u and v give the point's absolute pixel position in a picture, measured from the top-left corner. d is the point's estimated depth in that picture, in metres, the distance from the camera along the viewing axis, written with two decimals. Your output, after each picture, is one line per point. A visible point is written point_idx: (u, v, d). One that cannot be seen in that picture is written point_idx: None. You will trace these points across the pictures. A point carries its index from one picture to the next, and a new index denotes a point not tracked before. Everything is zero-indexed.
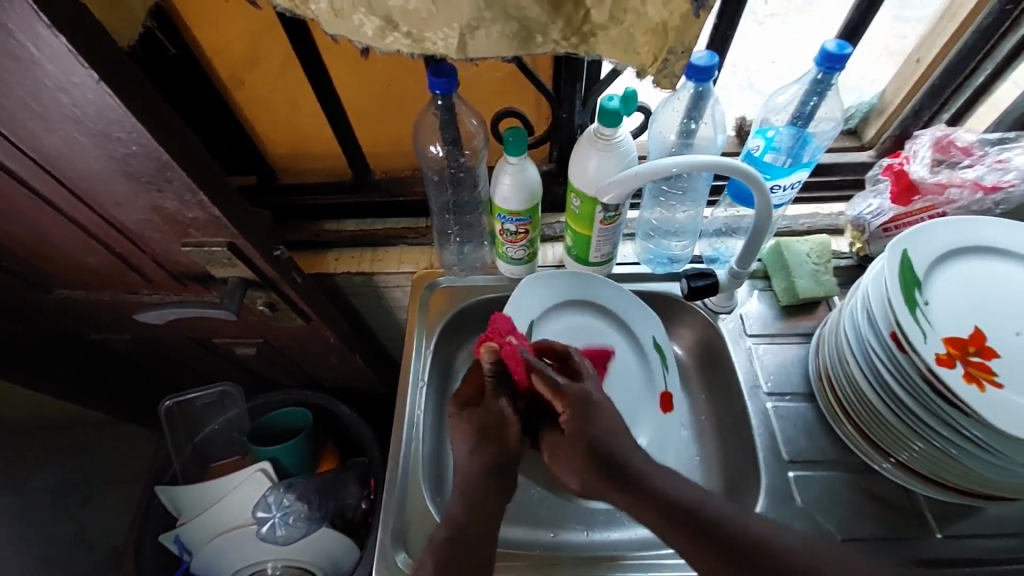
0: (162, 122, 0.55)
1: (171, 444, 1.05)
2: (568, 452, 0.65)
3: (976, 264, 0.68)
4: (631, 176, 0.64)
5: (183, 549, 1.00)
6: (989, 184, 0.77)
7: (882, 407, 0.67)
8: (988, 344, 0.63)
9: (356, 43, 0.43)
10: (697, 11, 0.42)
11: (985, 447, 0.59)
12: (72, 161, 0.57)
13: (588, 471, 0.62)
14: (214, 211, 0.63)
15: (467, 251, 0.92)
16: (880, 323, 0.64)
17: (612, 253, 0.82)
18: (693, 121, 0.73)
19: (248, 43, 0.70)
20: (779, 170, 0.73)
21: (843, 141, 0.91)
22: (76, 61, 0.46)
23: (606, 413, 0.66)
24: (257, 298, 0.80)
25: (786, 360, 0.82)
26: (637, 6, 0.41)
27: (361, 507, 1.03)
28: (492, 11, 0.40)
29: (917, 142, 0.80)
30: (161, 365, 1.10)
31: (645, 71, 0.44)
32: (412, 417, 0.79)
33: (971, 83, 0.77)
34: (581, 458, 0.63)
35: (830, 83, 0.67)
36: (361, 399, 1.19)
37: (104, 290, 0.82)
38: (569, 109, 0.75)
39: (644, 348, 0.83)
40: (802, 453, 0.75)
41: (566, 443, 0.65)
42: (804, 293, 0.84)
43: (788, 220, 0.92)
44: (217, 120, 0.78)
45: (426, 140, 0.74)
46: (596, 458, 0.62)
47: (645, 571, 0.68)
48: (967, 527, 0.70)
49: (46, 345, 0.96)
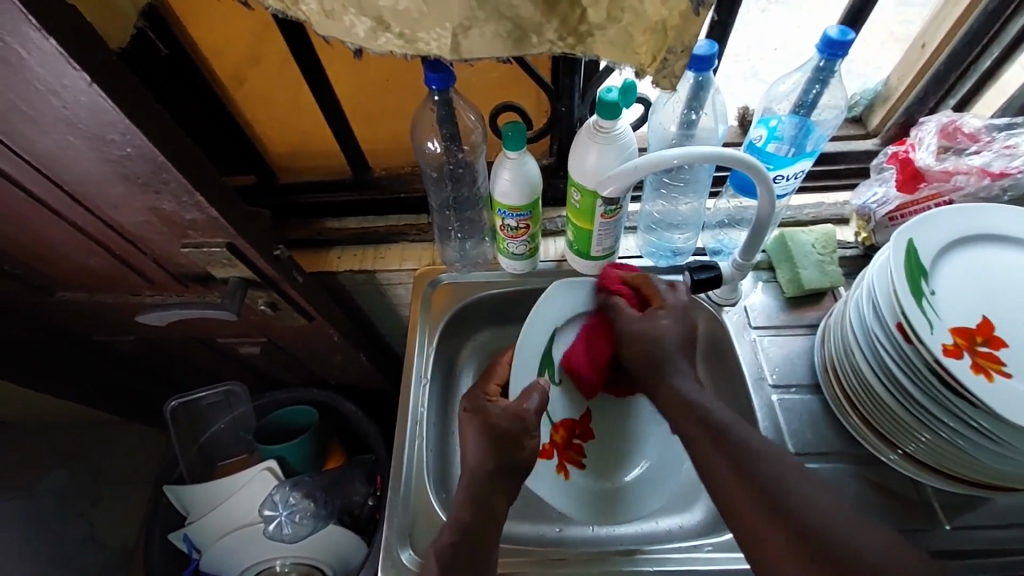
0: (156, 123, 0.54)
1: (177, 443, 1.05)
2: (633, 338, 0.71)
3: (987, 251, 0.67)
4: (631, 169, 0.63)
5: (192, 547, 1.00)
6: (997, 170, 0.75)
7: (888, 399, 0.66)
8: (996, 333, 0.62)
9: (349, 44, 0.42)
10: (697, 8, 0.40)
11: (991, 436, 0.58)
12: (67, 162, 0.57)
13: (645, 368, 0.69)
14: (212, 211, 0.63)
15: (470, 247, 0.91)
16: (885, 314, 0.63)
17: (614, 246, 0.81)
18: (693, 112, 0.72)
19: (242, 41, 0.69)
20: (782, 159, 0.72)
21: (846, 129, 0.90)
22: (66, 63, 0.46)
23: (674, 319, 0.71)
24: (259, 298, 0.80)
25: (792, 353, 0.82)
26: (635, 4, 0.40)
27: (369, 504, 1.04)
28: (486, 10, 0.39)
29: (922, 130, 0.79)
30: (167, 366, 1.11)
31: (644, 70, 0.43)
32: (416, 413, 0.79)
33: (977, 68, 0.76)
34: (647, 357, 0.69)
35: (833, 71, 0.66)
36: (366, 396, 1.19)
37: (106, 293, 0.82)
38: (568, 103, 0.74)
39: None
40: (809, 446, 0.74)
41: (643, 326, 0.71)
42: (809, 284, 0.83)
43: (793, 210, 0.91)
44: (214, 120, 0.77)
45: (424, 137, 0.74)
46: (655, 349, 0.69)
47: (649, 566, 0.68)
48: (976, 517, 0.69)
49: (52, 347, 0.97)
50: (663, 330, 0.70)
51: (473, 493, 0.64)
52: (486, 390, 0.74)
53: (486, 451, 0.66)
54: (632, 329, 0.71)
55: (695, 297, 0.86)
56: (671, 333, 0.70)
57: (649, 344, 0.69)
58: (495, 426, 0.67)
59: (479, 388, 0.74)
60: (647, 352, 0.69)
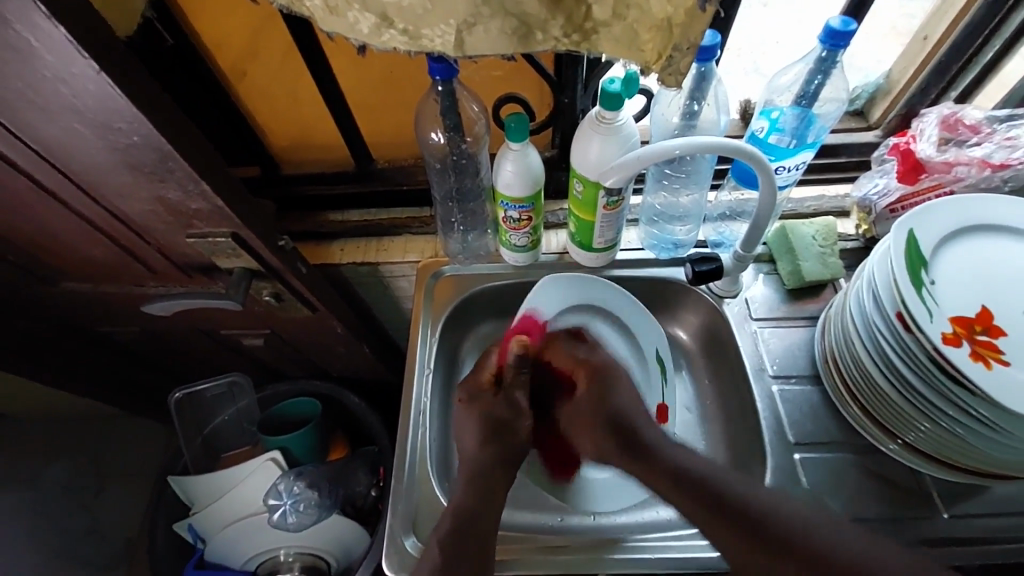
0: (163, 112, 0.55)
1: (181, 435, 1.06)
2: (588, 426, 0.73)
3: (986, 242, 0.67)
4: (634, 159, 0.64)
5: (197, 537, 1.01)
6: (998, 161, 0.75)
7: (887, 388, 0.66)
8: (995, 322, 0.62)
9: (352, 40, 0.43)
10: (704, 5, 0.40)
11: (991, 425, 0.59)
12: (74, 151, 0.57)
13: (599, 429, 0.71)
14: (218, 200, 0.63)
15: (471, 239, 0.92)
16: (885, 304, 0.64)
17: (616, 238, 0.81)
18: (695, 103, 0.73)
19: (246, 33, 0.69)
20: (784, 151, 0.72)
21: (847, 122, 0.90)
22: (75, 51, 0.46)
23: (626, 388, 0.74)
24: (263, 289, 0.81)
25: (793, 344, 0.82)
26: (640, 2, 0.40)
27: (372, 495, 1.05)
28: (490, 6, 0.39)
29: (924, 121, 0.79)
30: (171, 358, 1.12)
31: (649, 68, 0.44)
32: (419, 404, 0.80)
33: (978, 60, 0.76)
34: (601, 429, 0.71)
35: (835, 61, 0.66)
36: (369, 388, 1.20)
37: (112, 284, 0.83)
38: (571, 94, 0.75)
39: (647, 359, 0.83)
40: (808, 435, 0.75)
41: (585, 414, 0.74)
42: (810, 276, 0.83)
43: (794, 203, 0.92)
44: (219, 111, 0.78)
45: (427, 128, 0.74)
46: (615, 419, 0.70)
47: (650, 553, 0.69)
48: (974, 506, 0.70)
49: (57, 338, 0.97)
50: (612, 402, 0.72)
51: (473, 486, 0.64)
52: (481, 381, 0.75)
53: (484, 444, 0.70)
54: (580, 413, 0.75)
55: (696, 289, 0.86)
56: (622, 399, 0.73)
57: (611, 417, 0.71)
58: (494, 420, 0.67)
59: (475, 377, 0.76)
60: (602, 428, 0.71)
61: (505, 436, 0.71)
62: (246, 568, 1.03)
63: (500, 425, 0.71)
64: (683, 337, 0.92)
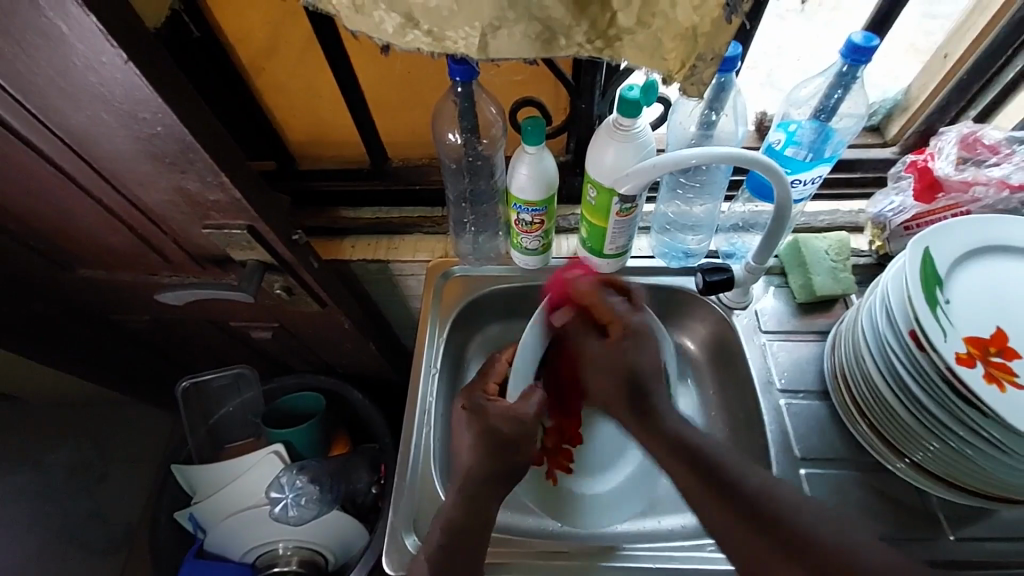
0: (187, 104, 0.55)
1: (186, 424, 1.07)
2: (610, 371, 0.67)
3: (1002, 263, 0.66)
4: (648, 168, 0.63)
5: (197, 527, 1.01)
6: (1016, 182, 0.75)
7: (897, 405, 0.66)
8: (1010, 344, 0.62)
9: (376, 40, 0.43)
10: (730, 16, 0.40)
11: (1003, 449, 0.58)
12: (98, 140, 0.58)
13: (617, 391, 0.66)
14: (236, 192, 0.64)
15: (482, 241, 0.92)
16: (898, 320, 0.64)
17: (627, 245, 0.81)
18: (714, 113, 0.72)
19: (270, 27, 0.70)
20: (800, 164, 0.72)
21: (864, 138, 0.90)
22: (105, 40, 0.47)
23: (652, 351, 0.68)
24: (274, 282, 0.81)
25: (802, 358, 0.82)
26: (666, 11, 0.40)
27: (372, 492, 1.04)
28: (516, 10, 0.40)
29: (942, 140, 0.79)
30: (180, 347, 1.12)
31: (671, 77, 0.44)
32: (425, 402, 0.80)
33: (1000, 80, 0.76)
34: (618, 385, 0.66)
35: (855, 76, 0.66)
36: (373, 386, 1.20)
37: (126, 271, 0.84)
38: (588, 99, 0.75)
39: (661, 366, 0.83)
40: (814, 451, 0.75)
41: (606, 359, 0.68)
42: (822, 290, 0.83)
43: (807, 216, 0.92)
44: (240, 104, 0.78)
45: (444, 129, 0.74)
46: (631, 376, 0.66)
47: (652, 563, 0.68)
48: (981, 529, 0.69)
49: (70, 323, 0.98)
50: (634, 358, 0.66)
51: (477, 495, 0.64)
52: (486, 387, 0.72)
53: (482, 454, 0.65)
54: (598, 360, 0.68)
55: (705, 299, 0.86)
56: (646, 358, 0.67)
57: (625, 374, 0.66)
58: (490, 435, 0.65)
59: (478, 387, 0.72)
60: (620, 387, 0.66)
61: (512, 453, 0.65)
62: (245, 560, 1.03)
63: (506, 440, 0.65)
64: (689, 347, 0.91)
